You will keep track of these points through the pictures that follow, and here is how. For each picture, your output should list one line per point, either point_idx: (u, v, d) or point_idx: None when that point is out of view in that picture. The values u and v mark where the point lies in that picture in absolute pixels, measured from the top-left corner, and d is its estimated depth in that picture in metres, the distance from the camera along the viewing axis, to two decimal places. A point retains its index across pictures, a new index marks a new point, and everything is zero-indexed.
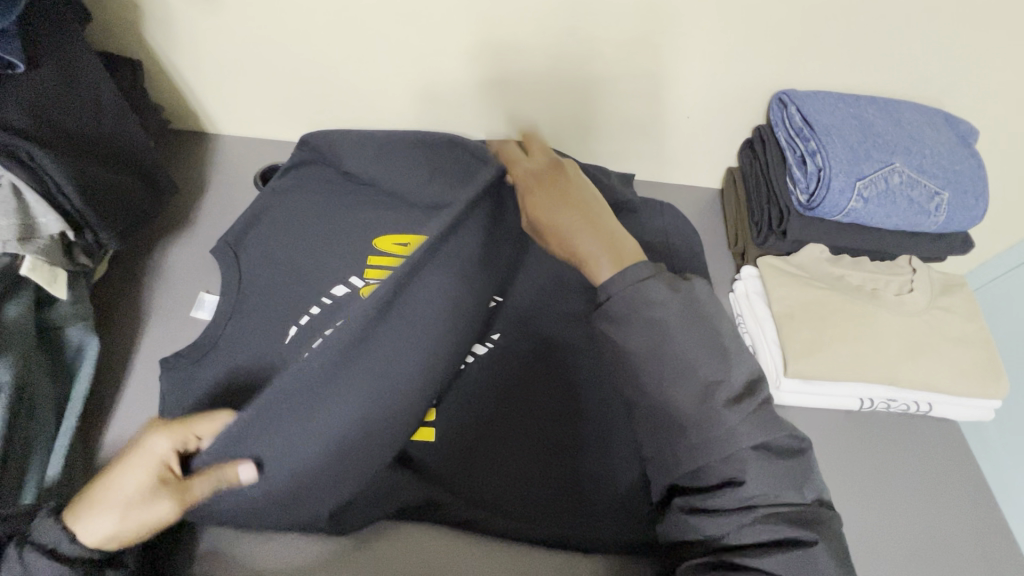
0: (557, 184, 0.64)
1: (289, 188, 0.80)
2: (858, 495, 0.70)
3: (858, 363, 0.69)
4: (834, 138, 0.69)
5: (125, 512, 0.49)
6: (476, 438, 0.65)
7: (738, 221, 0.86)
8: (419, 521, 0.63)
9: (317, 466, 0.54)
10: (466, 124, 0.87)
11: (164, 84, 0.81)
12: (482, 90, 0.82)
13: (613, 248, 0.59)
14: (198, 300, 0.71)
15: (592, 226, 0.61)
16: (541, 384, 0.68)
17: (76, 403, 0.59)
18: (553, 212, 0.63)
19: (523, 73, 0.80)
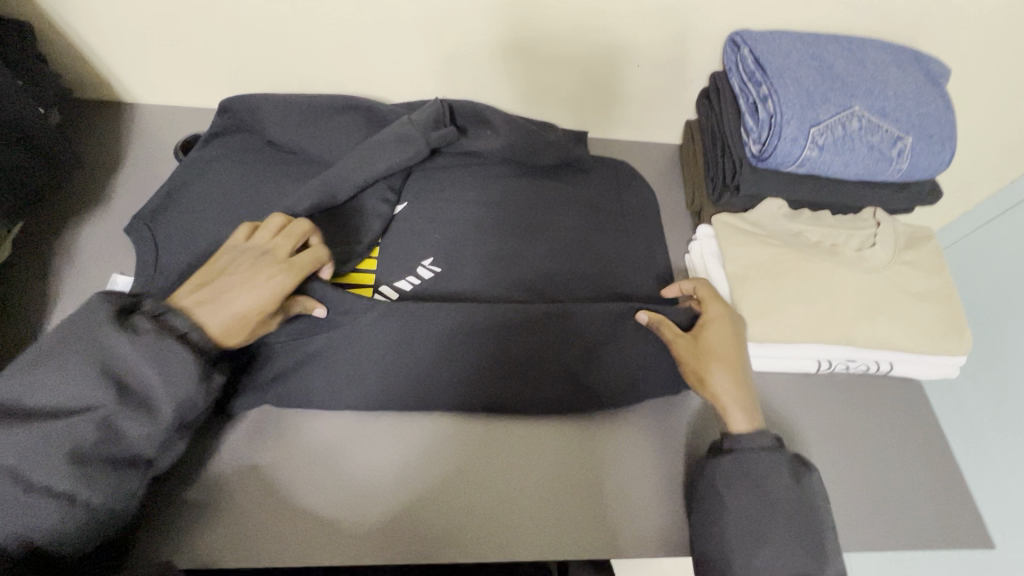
0: (735, 327, 0.63)
1: (214, 157, 0.74)
2: (819, 460, 0.66)
3: (813, 323, 0.66)
4: (787, 80, 0.64)
5: (250, 326, 0.52)
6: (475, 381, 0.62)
7: (695, 178, 0.80)
8: (433, 465, 0.61)
9: (359, 373, 0.60)
10: (476, 90, 0.82)
11: (66, 49, 0.74)
12: (504, 60, 0.78)
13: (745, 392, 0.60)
14: (111, 282, 0.67)
15: (748, 368, 0.62)
16: (533, 332, 0.63)
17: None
18: (727, 360, 0.61)
19: (559, 41, 0.75)
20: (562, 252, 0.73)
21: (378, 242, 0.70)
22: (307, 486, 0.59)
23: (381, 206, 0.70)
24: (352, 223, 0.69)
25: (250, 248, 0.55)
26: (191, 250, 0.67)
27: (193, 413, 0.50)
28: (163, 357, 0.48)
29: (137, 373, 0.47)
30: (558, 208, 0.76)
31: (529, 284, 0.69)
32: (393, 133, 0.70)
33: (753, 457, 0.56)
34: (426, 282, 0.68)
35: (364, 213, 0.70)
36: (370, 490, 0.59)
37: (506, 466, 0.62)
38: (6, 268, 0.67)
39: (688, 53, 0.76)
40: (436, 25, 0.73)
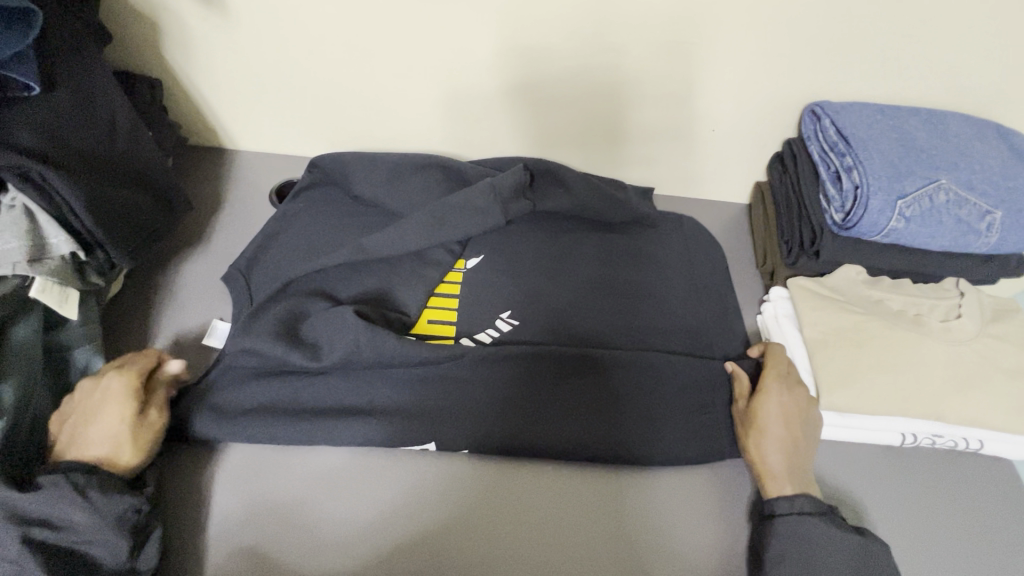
0: (794, 401, 0.62)
1: (301, 211, 0.78)
2: (910, 542, 0.62)
3: (898, 395, 0.64)
4: (873, 152, 0.65)
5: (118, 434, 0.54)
6: (518, 441, 0.62)
7: (766, 240, 0.81)
8: (461, 539, 0.59)
9: (412, 421, 0.62)
10: (538, 138, 0.85)
11: (182, 100, 0.82)
12: (565, 88, 0.78)
13: (799, 461, 0.59)
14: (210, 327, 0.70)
15: (807, 438, 0.61)
16: (573, 389, 0.65)
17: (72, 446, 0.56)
18: (774, 435, 0.60)
19: (614, 73, 0.76)
20: (630, 310, 0.73)
21: (433, 292, 0.72)
22: (317, 557, 0.57)
23: (445, 257, 0.73)
24: (414, 269, 0.72)
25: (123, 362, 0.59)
26: (279, 290, 0.69)
27: (138, 517, 0.52)
28: (61, 493, 0.49)
29: (51, 513, 0.49)
30: (628, 266, 0.77)
31: (598, 341, 0.70)
32: (475, 197, 0.74)
33: (805, 523, 0.55)
34: (504, 335, 0.69)
35: (428, 263, 0.73)
36: (387, 556, 0.57)
37: (538, 543, 0.59)
38: (115, 302, 0.71)
39: (763, 121, 0.79)
40: (518, 85, 0.78)
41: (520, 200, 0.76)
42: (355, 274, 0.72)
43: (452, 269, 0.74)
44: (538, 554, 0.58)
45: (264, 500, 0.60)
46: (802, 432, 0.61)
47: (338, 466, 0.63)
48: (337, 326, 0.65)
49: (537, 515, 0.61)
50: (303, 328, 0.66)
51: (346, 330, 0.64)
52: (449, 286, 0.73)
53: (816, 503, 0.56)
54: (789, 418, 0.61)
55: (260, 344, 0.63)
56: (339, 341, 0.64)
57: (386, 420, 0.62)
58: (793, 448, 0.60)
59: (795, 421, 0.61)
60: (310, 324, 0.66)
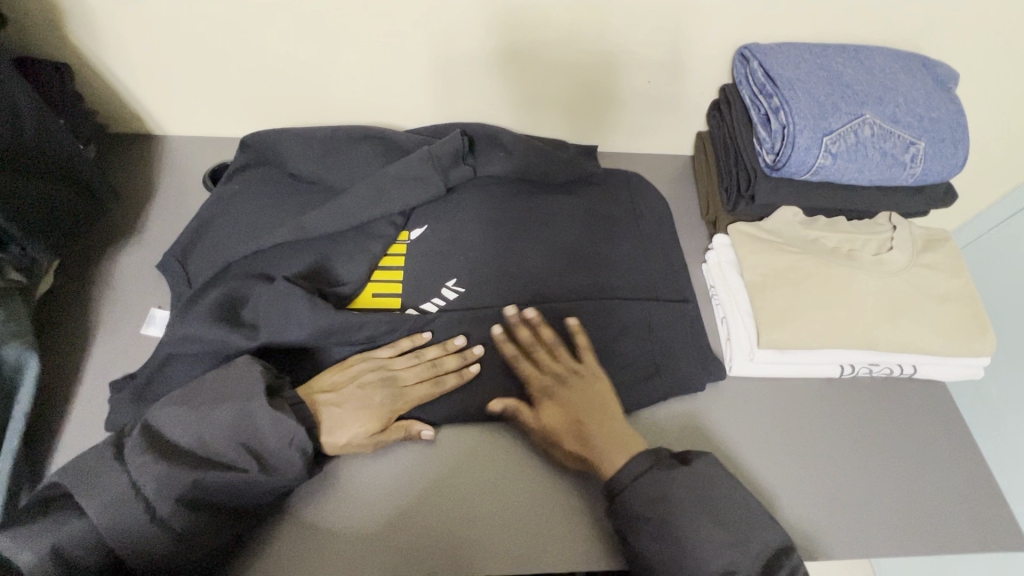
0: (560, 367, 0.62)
1: (238, 191, 0.75)
2: (849, 466, 0.65)
3: (837, 328, 0.66)
4: (798, 91, 0.65)
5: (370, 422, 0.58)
6: (482, 407, 0.62)
7: (709, 189, 0.81)
8: (426, 511, 0.58)
9: None
10: (476, 102, 0.83)
11: (99, 85, 0.78)
12: (495, 49, 0.76)
13: (599, 424, 0.59)
14: (148, 317, 0.69)
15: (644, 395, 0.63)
16: (536, 351, 0.65)
17: (13, 439, 0.55)
18: (568, 404, 0.60)
19: (544, 31, 0.74)
20: (588, 271, 0.70)
21: (377, 266, 0.69)
22: (283, 542, 0.56)
23: (387, 228, 0.70)
24: (358, 242, 0.69)
25: (419, 365, 0.61)
26: (219, 273, 0.67)
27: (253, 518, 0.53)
28: (251, 485, 0.51)
29: (229, 481, 0.51)
30: (581, 228, 0.74)
31: (551, 298, 0.68)
32: (413, 165, 0.70)
33: (650, 481, 0.54)
34: (452, 303, 0.66)
35: (371, 237, 0.69)
36: (353, 535, 0.56)
37: (506, 507, 0.58)
38: (49, 298, 0.70)
39: (698, 69, 0.78)
40: (448, 49, 0.76)
41: (461, 165, 0.73)
42: (295, 254, 0.67)
43: (396, 242, 0.71)
44: (502, 512, 0.58)
45: None
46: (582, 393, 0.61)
47: None
48: (285, 311, 0.60)
49: (503, 480, 0.60)
50: (244, 311, 0.62)
51: (295, 319, 0.60)
52: (393, 260, 0.70)
53: (650, 457, 0.56)
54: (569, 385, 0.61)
55: (199, 329, 0.59)
56: (279, 322, 0.60)
57: None
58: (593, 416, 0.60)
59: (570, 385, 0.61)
60: (251, 305, 0.63)
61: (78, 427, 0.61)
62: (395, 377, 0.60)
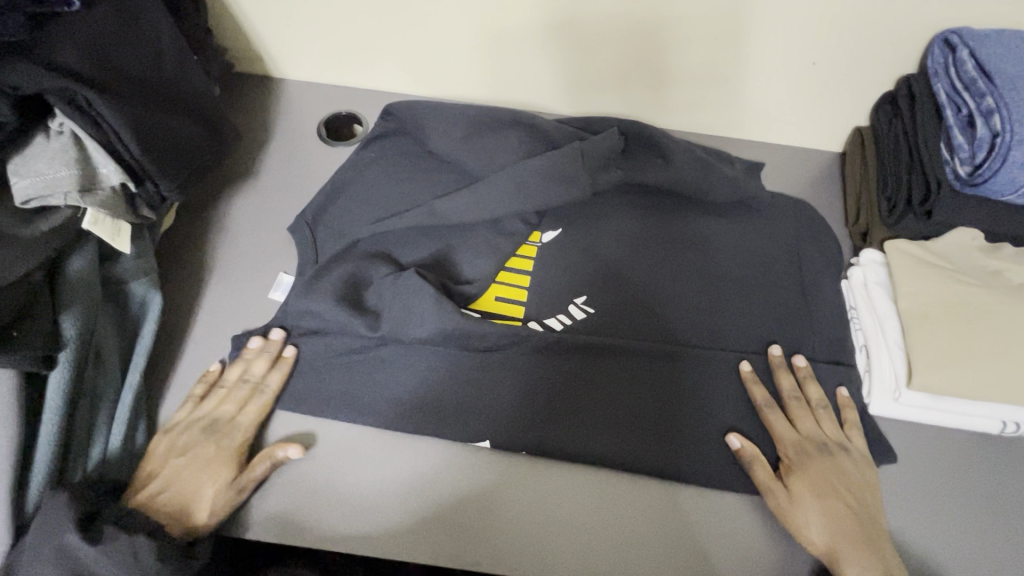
0: (834, 463, 0.55)
1: (370, 160, 0.72)
2: (994, 541, 0.56)
3: (1008, 382, 0.56)
4: (1023, 92, 0.53)
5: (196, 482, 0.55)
6: (557, 442, 0.57)
7: (864, 194, 0.71)
8: (503, 533, 0.54)
9: (456, 411, 0.58)
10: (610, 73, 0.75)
11: (227, 22, 0.77)
12: (643, 15, 0.67)
13: (871, 537, 0.52)
14: (276, 281, 0.68)
15: (804, 503, 0.53)
16: (631, 386, 0.59)
17: (135, 374, 0.58)
18: (809, 505, 0.53)
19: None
20: (724, 296, 0.64)
21: (503, 266, 0.65)
22: (345, 531, 0.54)
23: (520, 226, 0.67)
24: (488, 237, 0.66)
25: (246, 395, 0.59)
26: (344, 249, 0.66)
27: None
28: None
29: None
30: (717, 242, 0.67)
31: (664, 330, 0.62)
32: (559, 162, 0.65)
33: None
34: (579, 323, 0.62)
35: (501, 233, 0.66)
36: (420, 545, 0.53)
37: (587, 544, 0.54)
38: (170, 234, 0.71)
39: (877, 54, 0.66)
40: (588, 10, 0.68)
41: (610, 165, 0.68)
42: (423, 239, 0.66)
43: (526, 243, 0.67)
44: (578, 537, 0.54)
45: (296, 490, 0.56)
46: (863, 499, 0.54)
47: (373, 456, 0.58)
48: (410, 305, 0.60)
49: (582, 517, 0.55)
50: (367, 290, 0.63)
51: (418, 318, 0.59)
52: (523, 262, 0.66)
53: None
54: (826, 487, 0.54)
55: (321, 306, 0.61)
56: (406, 317, 0.60)
57: (429, 417, 0.58)
58: (859, 523, 0.52)
59: (842, 486, 0.54)
60: (375, 285, 0.63)
61: (190, 366, 0.63)
62: (217, 416, 0.58)
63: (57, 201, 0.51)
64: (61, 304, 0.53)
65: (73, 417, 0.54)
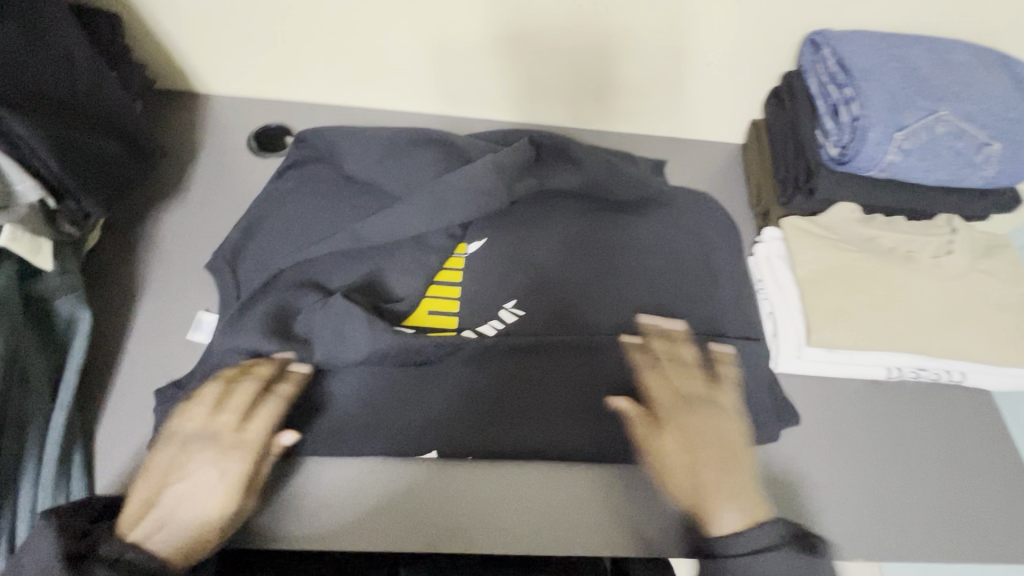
0: (696, 420, 0.59)
1: (288, 190, 0.73)
2: (888, 475, 0.64)
3: (888, 328, 0.65)
4: (873, 83, 0.62)
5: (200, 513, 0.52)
6: (502, 444, 0.61)
7: (762, 179, 0.79)
8: (482, 526, 0.59)
9: (403, 423, 0.60)
10: (531, 78, 0.80)
11: (145, 39, 0.76)
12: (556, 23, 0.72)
13: (732, 487, 0.55)
14: (195, 321, 0.66)
15: (671, 459, 0.57)
16: (562, 381, 0.62)
17: (66, 394, 0.56)
18: (677, 462, 0.57)
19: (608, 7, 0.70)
20: (640, 289, 0.69)
21: (432, 280, 0.68)
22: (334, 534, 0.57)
23: (444, 241, 0.69)
24: (413, 255, 0.68)
25: (253, 394, 0.57)
26: (269, 282, 0.66)
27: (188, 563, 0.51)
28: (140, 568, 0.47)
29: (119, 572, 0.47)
30: (631, 236, 0.73)
31: (590, 325, 0.67)
32: (477, 176, 0.67)
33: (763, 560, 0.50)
34: (511, 326, 0.65)
35: (427, 249, 0.68)
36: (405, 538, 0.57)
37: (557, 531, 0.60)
38: (98, 253, 0.70)
39: (761, 55, 0.75)
40: (503, 19, 0.72)
41: (525, 176, 0.71)
42: (348, 263, 0.67)
43: (453, 256, 0.70)
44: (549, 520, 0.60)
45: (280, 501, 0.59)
46: (728, 448, 0.58)
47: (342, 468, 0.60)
48: (340, 326, 0.60)
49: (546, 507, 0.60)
50: (295, 321, 0.62)
51: (350, 341, 0.59)
52: (451, 274, 0.69)
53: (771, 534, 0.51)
54: (686, 444, 0.58)
55: (251, 342, 0.59)
56: (336, 342, 0.60)
57: (378, 435, 0.60)
58: (726, 474, 0.56)
59: (697, 441, 0.58)
60: (302, 314, 0.63)
61: (127, 385, 0.62)
62: (213, 426, 0.56)
63: None
64: None
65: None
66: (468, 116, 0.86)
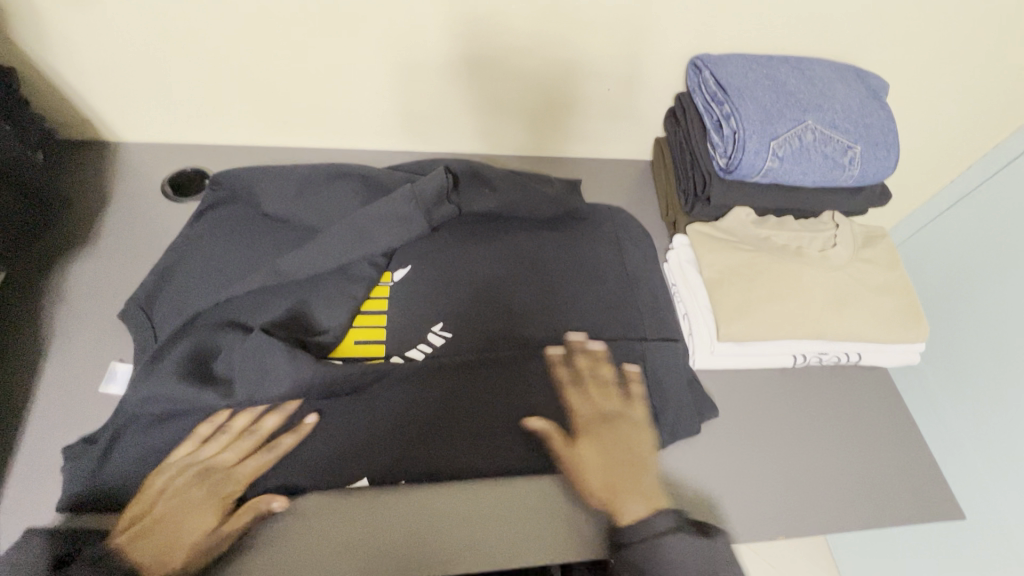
0: (614, 421, 0.65)
1: (204, 233, 0.73)
2: (804, 452, 0.69)
3: (788, 320, 0.70)
4: (746, 99, 0.69)
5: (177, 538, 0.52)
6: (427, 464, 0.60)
7: (668, 193, 0.85)
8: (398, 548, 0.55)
9: (331, 452, 0.59)
10: (446, 109, 0.84)
11: (46, 90, 0.75)
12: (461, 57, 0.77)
13: (643, 483, 0.62)
14: (109, 372, 0.64)
15: (591, 462, 0.62)
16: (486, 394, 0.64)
17: None
18: (591, 463, 0.61)
19: (508, 41, 0.75)
20: (563, 301, 0.73)
21: (358, 310, 0.69)
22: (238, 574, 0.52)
23: (369, 270, 0.70)
24: (336, 286, 0.69)
25: (236, 440, 0.59)
26: (186, 324, 0.65)
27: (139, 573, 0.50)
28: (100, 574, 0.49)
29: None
30: (552, 251, 0.77)
31: (517, 339, 0.69)
32: (393, 206, 0.70)
33: (663, 542, 0.55)
34: (439, 348, 0.67)
35: (351, 279, 0.69)
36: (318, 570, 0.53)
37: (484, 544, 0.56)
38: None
39: (654, 79, 0.82)
40: (411, 56, 0.76)
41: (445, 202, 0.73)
42: (272, 299, 0.67)
43: (379, 284, 0.71)
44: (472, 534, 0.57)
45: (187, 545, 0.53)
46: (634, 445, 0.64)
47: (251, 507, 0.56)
48: (262, 363, 0.60)
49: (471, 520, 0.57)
50: (217, 363, 0.62)
51: (273, 375, 0.59)
52: (377, 303, 0.70)
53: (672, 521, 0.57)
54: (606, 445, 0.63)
55: (168, 388, 0.58)
56: (257, 377, 0.60)
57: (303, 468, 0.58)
58: (630, 467, 0.62)
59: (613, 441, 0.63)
60: (224, 353, 0.62)
61: (34, 447, 0.59)
62: (214, 464, 0.57)
63: None
64: None
65: None
66: (388, 147, 0.90)
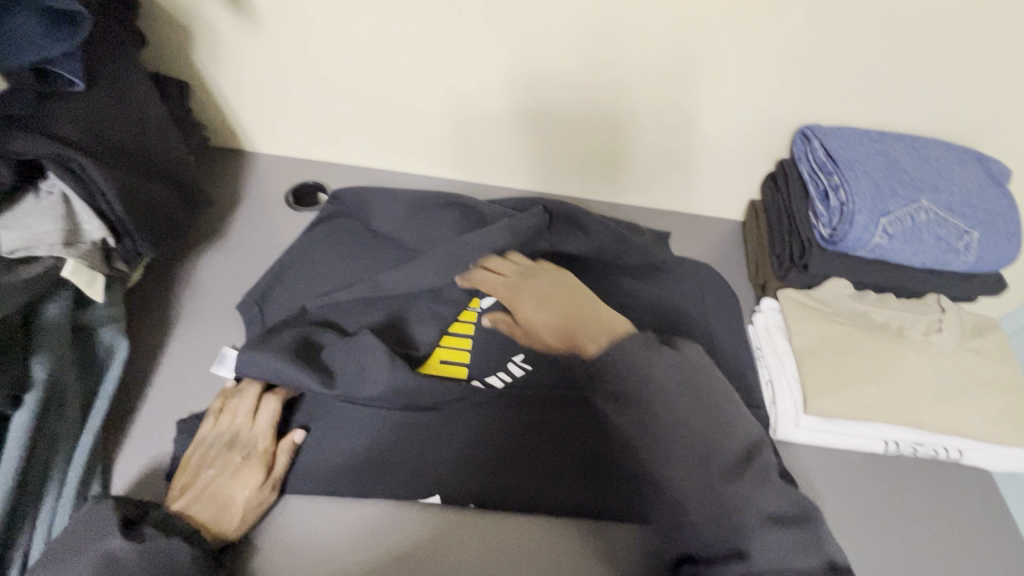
0: (558, 296, 0.68)
1: (318, 241, 0.79)
2: (891, 547, 0.65)
3: (882, 402, 0.67)
4: (859, 173, 0.69)
5: (224, 498, 0.57)
6: (495, 494, 0.61)
7: (759, 255, 0.84)
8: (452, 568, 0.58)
9: (408, 466, 0.62)
10: (548, 152, 0.88)
11: (206, 103, 0.86)
12: (572, 106, 0.81)
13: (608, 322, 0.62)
14: (220, 355, 0.70)
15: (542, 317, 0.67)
16: (562, 435, 0.64)
17: (96, 419, 0.60)
18: (548, 322, 0.66)
19: (620, 93, 0.78)
20: None
21: (446, 331, 0.72)
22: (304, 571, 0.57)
23: (460, 294, 0.73)
24: (428, 305, 0.72)
25: (242, 404, 0.63)
26: (295, 317, 0.71)
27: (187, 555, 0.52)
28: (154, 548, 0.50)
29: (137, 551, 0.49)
30: (638, 297, 0.78)
31: None
32: (493, 237, 0.74)
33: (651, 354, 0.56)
34: (518, 379, 0.67)
35: (445, 300, 0.73)
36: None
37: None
38: (138, 291, 0.75)
39: (758, 143, 0.82)
40: (526, 100, 0.81)
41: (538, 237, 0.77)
42: (368, 309, 0.72)
43: (468, 308, 0.74)
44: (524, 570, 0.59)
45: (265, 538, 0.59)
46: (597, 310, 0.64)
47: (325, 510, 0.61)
48: (363, 364, 0.64)
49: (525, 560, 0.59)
50: (321, 354, 0.66)
51: (370, 377, 0.63)
52: (464, 327, 0.72)
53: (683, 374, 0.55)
54: (553, 309, 0.66)
55: (280, 366, 0.62)
56: (354, 375, 0.64)
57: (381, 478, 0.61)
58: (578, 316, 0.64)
59: (558, 307, 0.66)
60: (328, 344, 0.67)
61: (149, 418, 0.65)
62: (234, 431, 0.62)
63: (40, 251, 0.54)
64: (33, 347, 0.56)
65: (28, 465, 0.55)
66: (489, 182, 0.93)
